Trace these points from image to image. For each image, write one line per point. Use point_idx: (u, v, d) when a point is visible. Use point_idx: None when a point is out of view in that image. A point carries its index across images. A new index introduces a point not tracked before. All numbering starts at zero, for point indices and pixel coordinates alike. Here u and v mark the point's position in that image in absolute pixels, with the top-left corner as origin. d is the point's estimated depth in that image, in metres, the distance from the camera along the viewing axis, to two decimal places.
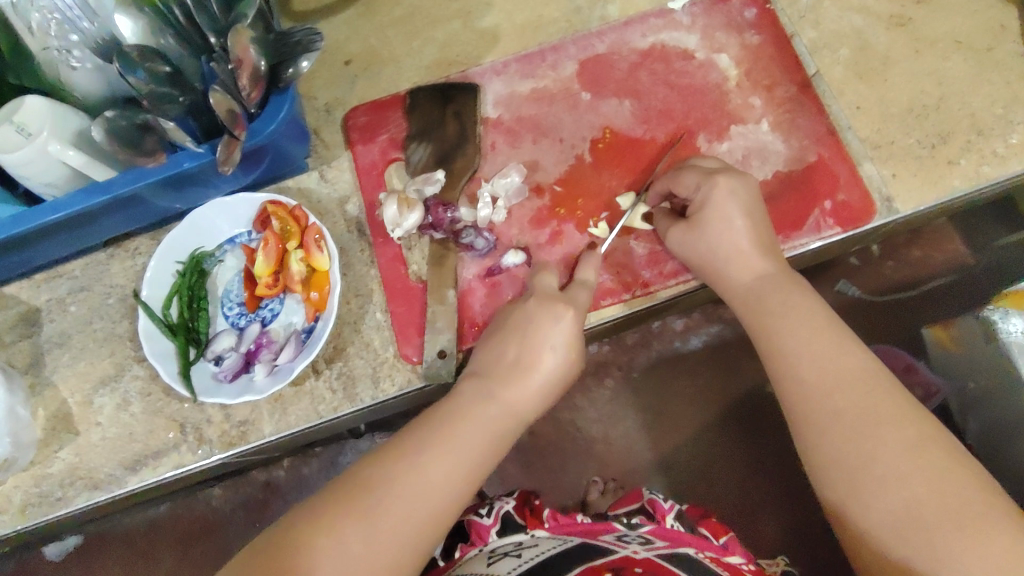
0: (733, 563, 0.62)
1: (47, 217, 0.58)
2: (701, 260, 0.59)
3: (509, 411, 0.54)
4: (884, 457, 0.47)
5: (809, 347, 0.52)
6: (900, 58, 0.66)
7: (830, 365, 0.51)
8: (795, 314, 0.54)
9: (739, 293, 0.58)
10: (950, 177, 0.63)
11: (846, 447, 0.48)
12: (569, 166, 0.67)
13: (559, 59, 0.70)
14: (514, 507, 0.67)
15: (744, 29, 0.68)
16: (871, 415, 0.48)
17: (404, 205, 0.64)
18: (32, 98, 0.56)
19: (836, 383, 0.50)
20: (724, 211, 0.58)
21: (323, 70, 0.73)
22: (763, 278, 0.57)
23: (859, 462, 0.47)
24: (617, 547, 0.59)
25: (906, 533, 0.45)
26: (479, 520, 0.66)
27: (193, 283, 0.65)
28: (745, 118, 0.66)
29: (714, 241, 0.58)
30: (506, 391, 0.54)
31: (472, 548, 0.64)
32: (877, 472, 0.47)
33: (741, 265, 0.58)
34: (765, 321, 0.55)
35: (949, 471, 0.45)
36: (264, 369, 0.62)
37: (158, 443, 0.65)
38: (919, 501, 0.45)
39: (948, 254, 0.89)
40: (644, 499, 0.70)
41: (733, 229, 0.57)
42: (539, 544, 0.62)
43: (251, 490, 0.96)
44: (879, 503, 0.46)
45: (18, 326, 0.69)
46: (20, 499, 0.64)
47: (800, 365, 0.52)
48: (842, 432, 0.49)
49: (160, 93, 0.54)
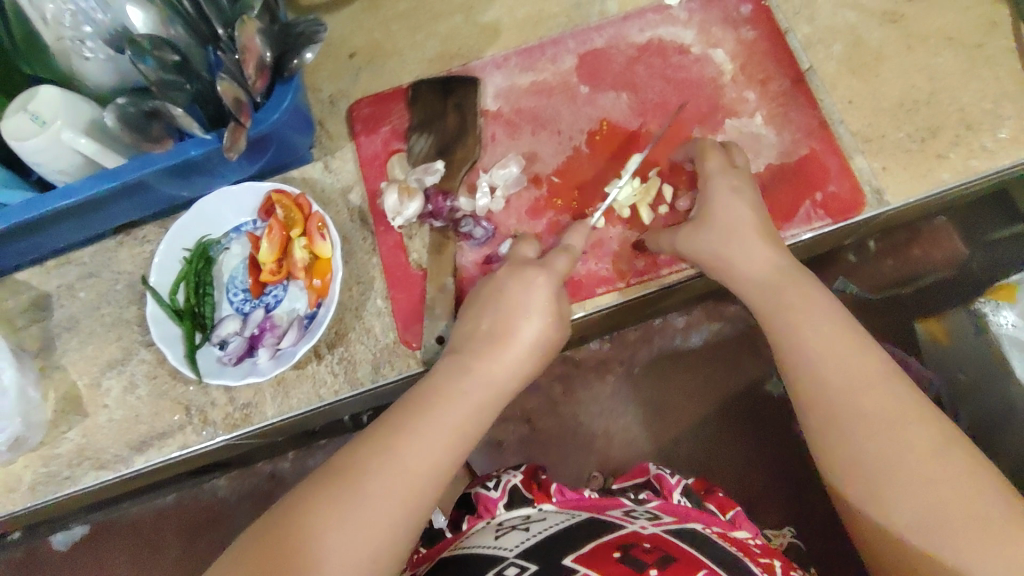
0: (740, 538, 0.63)
1: (57, 202, 0.59)
2: (714, 250, 0.60)
3: (497, 370, 0.56)
4: (908, 454, 0.47)
5: (830, 340, 0.52)
6: (893, 54, 0.67)
7: (853, 360, 0.51)
8: (815, 310, 0.54)
9: (753, 288, 0.58)
10: (939, 170, 0.64)
11: (870, 440, 0.48)
12: (567, 157, 0.68)
13: (558, 53, 0.71)
14: (522, 482, 0.68)
15: (739, 25, 0.69)
16: (894, 415, 0.48)
17: (404, 194, 0.66)
18: (46, 87, 0.58)
19: (860, 377, 0.50)
20: (736, 208, 0.59)
21: (327, 63, 0.75)
22: (777, 271, 0.57)
23: (883, 455, 0.47)
24: (624, 522, 0.60)
25: (929, 528, 0.45)
26: (487, 492, 0.67)
27: (200, 270, 0.67)
28: (739, 112, 0.67)
29: (727, 231, 0.59)
30: (494, 357, 0.56)
31: (479, 520, 0.65)
32: (902, 471, 0.46)
33: (755, 257, 0.58)
34: (779, 318, 0.55)
35: (974, 468, 0.46)
36: (268, 352, 0.64)
37: (164, 425, 0.66)
38: (945, 498, 0.45)
39: (947, 251, 0.90)
40: (651, 474, 0.73)
41: (743, 225, 0.59)
42: (546, 518, 0.62)
43: (256, 481, 0.98)
44: (903, 499, 0.46)
45: (29, 311, 0.71)
46: (30, 478, 0.66)
47: (822, 357, 0.52)
48: (865, 427, 0.49)
49: (168, 81, 0.56)
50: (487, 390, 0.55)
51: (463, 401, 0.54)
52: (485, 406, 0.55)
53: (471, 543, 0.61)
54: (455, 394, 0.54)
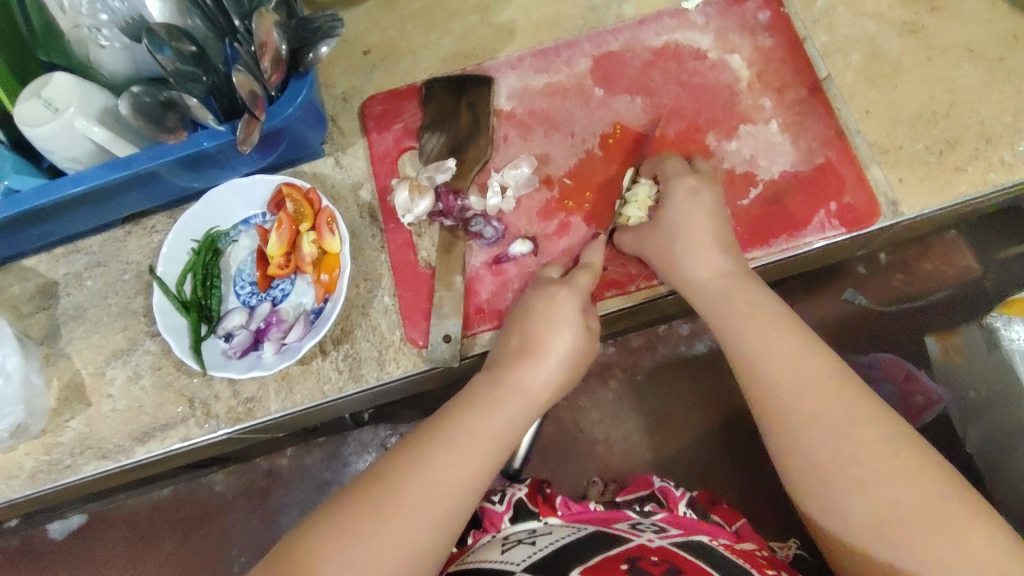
0: (746, 549, 0.62)
1: (69, 189, 0.59)
2: (662, 250, 0.60)
3: (535, 380, 0.56)
4: (862, 460, 0.47)
5: (776, 347, 0.52)
6: (912, 65, 0.67)
7: (800, 367, 0.51)
8: (760, 316, 0.54)
9: (703, 293, 0.58)
10: (957, 183, 0.63)
11: (823, 448, 0.48)
12: (579, 160, 0.68)
13: (573, 55, 0.71)
14: (526, 495, 0.68)
15: (757, 31, 0.69)
16: (846, 415, 0.48)
17: (415, 192, 0.65)
18: (61, 74, 0.58)
19: (809, 384, 0.50)
20: (688, 208, 0.60)
21: (342, 59, 0.74)
22: (724, 275, 0.58)
23: (838, 464, 0.47)
24: (631, 535, 0.60)
25: (886, 535, 0.45)
26: (492, 507, 0.67)
27: (208, 261, 0.66)
28: (755, 118, 0.67)
29: (675, 232, 0.59)
30: (519, 369, 0.56)
31: (485, 534, 0.65)
32: (855, 472, 0.47)
33: (701, 259, 0.58)
34: (731, 323, 0.55)
35: (925, 470, 0.45)
36: (273, 347, 0.63)
37: (167, 417, 0.66)
38: (900, 502, 0.45)
39: (957, 267, 0.89)
40: (655, 487, 0.72)
41: (700, 230, 0.59)
42: (552, 532, 0.62)
43: (253, 477, 0.98)
44: (858, 506, 0.46)
45: (36, 298, 0.71)
46: (31, 466, 0.66)
47: (771, 366, 0.52)
48: (817, 435, 0.49)
49: (183, 72, 0.55)
50: (520, 403, 0.55)
51: (496, 412, 0.53)
52: (525, 414, 0.55)
53: (477, 559, 0.60)
54: (487, 403, 0.54)
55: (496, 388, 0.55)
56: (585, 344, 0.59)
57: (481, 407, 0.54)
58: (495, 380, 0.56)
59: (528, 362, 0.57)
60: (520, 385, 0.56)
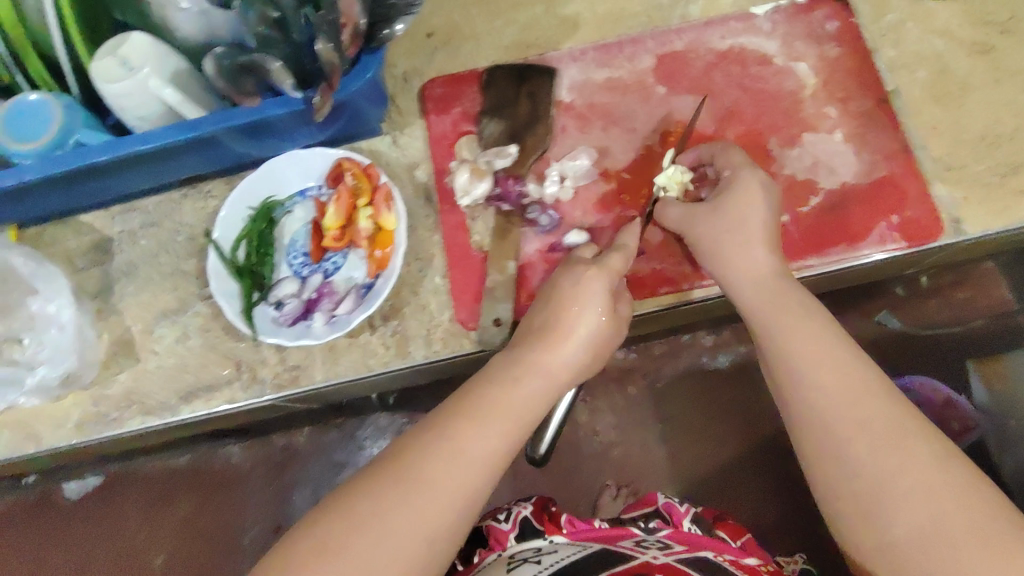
0: (750, 565, 0.64)
1: (137, 146, 0.60)
2: (713, 242, 0.60)
3: (555, 364, 0.55)
4: (911, 472, 0.46)
5: (827, 352, 0.52)
6: (979, 85, 0.66)
7: (851, 375, 0.50)
8: (811, 321, 0.54)
9: (751, 292, 0.58)
10: (1018, 207, 0.63)
11: (870, 458, 0.47)
12: (637, 155, 0.68)
13: (636, 51, 0.71)
14: (532, 513, 0.67)
15: (824, 41, 0.69)
16: (897, 427, 0.48)
17: (474, 175, 0.66)
18: (138, 34, 0.59)
19: (859, 393, 0.50)
20: (750, 195, 0.59)
21: (405, 40, 0.75)
22: (773, 275, 0.57)
23: (885, 475, 0.47)
24: (635, 553, 0.60)
25: (929, 548, 0.44)
26: (498, 525, 0.67)
27: (263, 229, 0.67)
28: (817, 127, 0.67)
29: (740, 220, 0.59)
30: (543, 349, 0.56)
31: (492, 553, 0.65)
32: (904, 486, 0.46)
33: (750, 258, 0.58)
34: (778, 325, 0.55)
35: (975, 488, 0.45)
36: (323, 317, 0.64)
37: (212, 378, 0.67)
38: (947, 517, 0.44)
39: (994, 298, 0.88)
40: (660, 503, 0.70)
41: (750, 221, 0.58)
42: (558, 550, 0.62)
43: (273, 449, 0.99)
44: (902, 518, 0.46)
45: (91, 253, 0.72)
46: (78, 416, 0.67)
47: (820, 370, 0.51)
48: (864, 445, 0.48)
49: (263, 37, 0.57)
50: (537, 382, 0.54)
51: (512, 395, 0.53)
52: (543, 398, 0.54)
53: None
54: (499, 389, 0.53)
55: (514, 373, 0.54)
56: (609, 329, 0.58)
57: (495, 393, 0.53)
58: (511, 363, 0.55)
59: (550, 342, 0.56)
60: (535, 367, 0.55)
